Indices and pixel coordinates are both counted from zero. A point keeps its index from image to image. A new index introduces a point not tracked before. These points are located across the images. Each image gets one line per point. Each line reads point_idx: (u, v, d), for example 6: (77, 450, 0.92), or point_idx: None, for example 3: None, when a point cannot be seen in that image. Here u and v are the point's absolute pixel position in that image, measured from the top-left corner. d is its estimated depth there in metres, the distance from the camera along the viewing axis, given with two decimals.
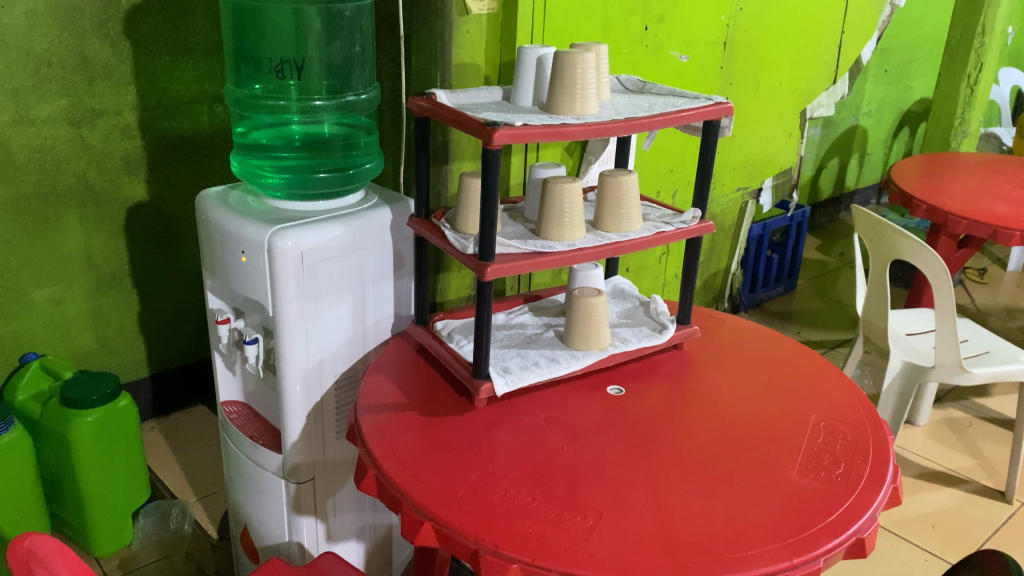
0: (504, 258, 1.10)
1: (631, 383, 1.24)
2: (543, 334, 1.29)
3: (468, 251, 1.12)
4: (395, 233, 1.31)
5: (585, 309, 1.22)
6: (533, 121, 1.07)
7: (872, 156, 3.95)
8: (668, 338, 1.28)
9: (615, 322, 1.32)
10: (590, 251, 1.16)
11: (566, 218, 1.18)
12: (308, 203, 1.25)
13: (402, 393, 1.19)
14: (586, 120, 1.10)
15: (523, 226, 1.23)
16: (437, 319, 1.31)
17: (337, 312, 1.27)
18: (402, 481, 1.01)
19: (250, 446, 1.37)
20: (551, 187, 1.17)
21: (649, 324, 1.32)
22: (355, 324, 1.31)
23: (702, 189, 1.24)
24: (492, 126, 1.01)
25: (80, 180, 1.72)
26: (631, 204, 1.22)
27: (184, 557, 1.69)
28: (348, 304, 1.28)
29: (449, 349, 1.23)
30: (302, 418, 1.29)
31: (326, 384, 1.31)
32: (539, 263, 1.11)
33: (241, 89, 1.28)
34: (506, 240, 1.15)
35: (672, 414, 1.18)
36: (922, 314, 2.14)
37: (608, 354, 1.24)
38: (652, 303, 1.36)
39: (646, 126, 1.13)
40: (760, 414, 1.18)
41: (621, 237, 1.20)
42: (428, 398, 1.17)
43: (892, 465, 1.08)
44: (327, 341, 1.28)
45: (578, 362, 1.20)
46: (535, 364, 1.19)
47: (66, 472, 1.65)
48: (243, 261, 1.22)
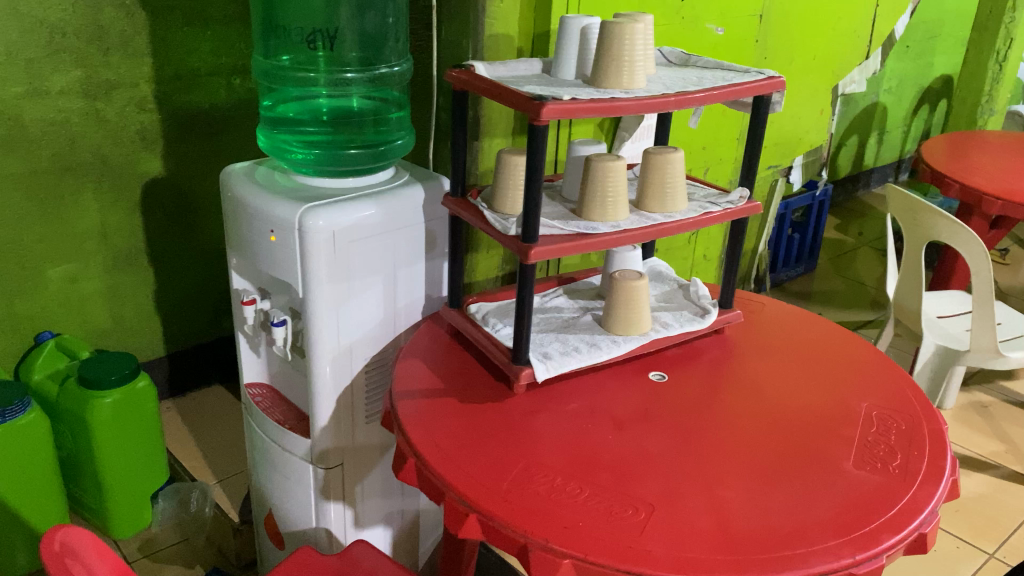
0: (547, 240, 1.05)
1: (673, 370, 1.20)
2: (582, 319, 1.24)
3: (509, 231, 1.07)
4: (427, 212, 1.26)
5: (626, 292, 1.18)
6: (580, 95, 1.02)
7: (891, 133, 3.88)
8: (711, 322, 1.23)
9: (655, 305, 1.28)
10: (635, 232, 1.11)
11: (610, 198, 1.13)
12: (338, 179, 1.21)
13: (438, 378, 1.14)
14: (635, 95, 1.04)
15: (563, 206, 1.18)
16: (471, 301, 1.27)
17: (369, 295, 1.23)
18: (444, 471, 0.97)
19: (277, 431, 1.33)
20: (596, 166, 1.12)
21: (690, 308, 1.27)
22: (386, 307, 1.26)
23: (750, 167, 1.19)
24: (540, 100, 0.96)
25: (95, 154, 1.67)
26: (676, 183, 1.17)
27: (204, 541, 1.69)
28: (380, 286, 1.24)
29: (486, 332, 1.19)
30: (331, 403, 1.25)
31: (357, 368, 1.27)
32: (583, 245, 1.06)
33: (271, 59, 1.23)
34: (548, 220, 1.10)
35: (720, 403, 1.13)
36: (953, 296, 2.09)
37: (650, 339, 1.20)
38: (692, 287, 1.32)
39: (697, 101, 1.07)
40: (809, 402, 1.14)
41: (667, 218, 1.15)
42: (465, 383, 1.13)
43: (950, 457, 1.04)
44: (358, 324, 1.24)
45: (619, 347, 1.16)
46: (575, 349, 1.15)
47: (83, 454, 1.62)
48: (272, 241, 1.18)
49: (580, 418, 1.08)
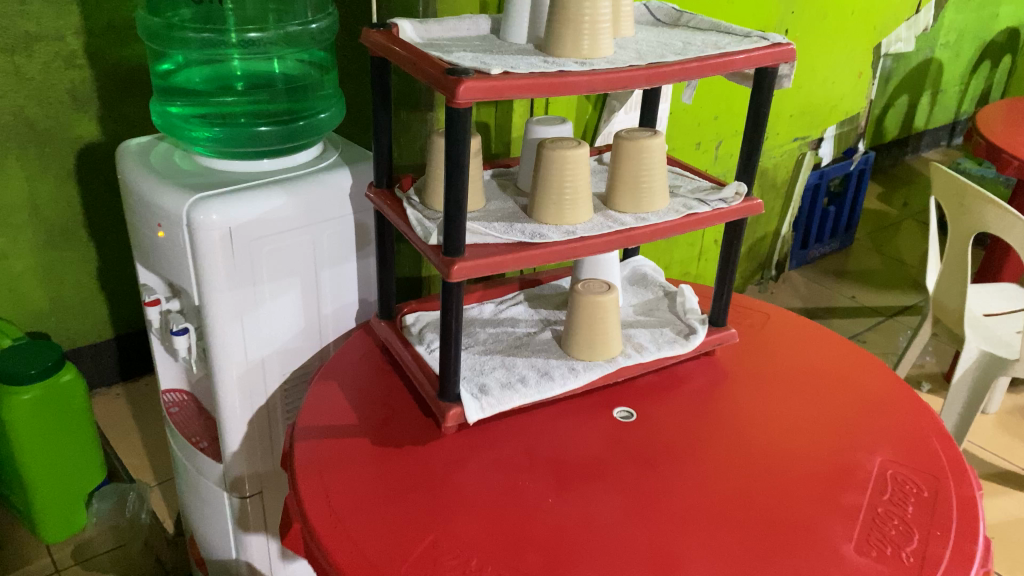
0: (478, 252, 0.83)
1: (645, 404, 0.98)
2: (539, 337, 1.03)
3: (431, 240, 0.84)
4: (357, 203, 1.05)
5: (588, 310, 0.96)
6: (518, 66, 0.78)
7: (945, 92, 3.54)
8: (696, 346, 1.01)
9: (630, 320, 1.06)
10: (594, 240, 0.87)
11: (567, 196, 0.90)
12: (247, 162, 0.99)
13: (353, 410, 0.94)
14: (592, 65, 0.80)
15: (513, 202, 0.96)
16: (408, 311, 1.06)
17: (283, 301, 1.02)
18: (329, 546, 0.77)
19: (190, 452, 1.15)
20: (549, 155, 0.90)
21: (673, 326, 1.04)
22: (308, 314, 1.06)
23: (750, 157, 0.95)
24: (456, 75, 0.73)
25: (17, 117, 1.48)
26: (654, 176, 0.92)
27: (140, 548, 1.53)
28: (297, 290, 1.03)
29: (417, 354, 0.97)
30: (242, 424, 1.06)
31: (272, 385, 1.07)
32: (524, 257, 0.84)
33: (155, 21, 1.01)
34: (485, 226, 0.88)
35: (701, 452, 0.91)
36: (1004, 291, 1.83)
37: (618, 367, 0.97)
38: (679, 297, 1.09)
39: (677, 74, 0.83)
40: (809, 455, 0.91)
41: (639, 222, 0.91)
42: (385, 417, 0.93)
43: (983, 541, 0.81)
44: (271, 335, 1.03)
45: (576, 379, 0.94)
46: (520, 381, 0.93)
47: (4, 454, 1.45)
48: (161, 237, 0.98)
49: (519, 472, 0.87)
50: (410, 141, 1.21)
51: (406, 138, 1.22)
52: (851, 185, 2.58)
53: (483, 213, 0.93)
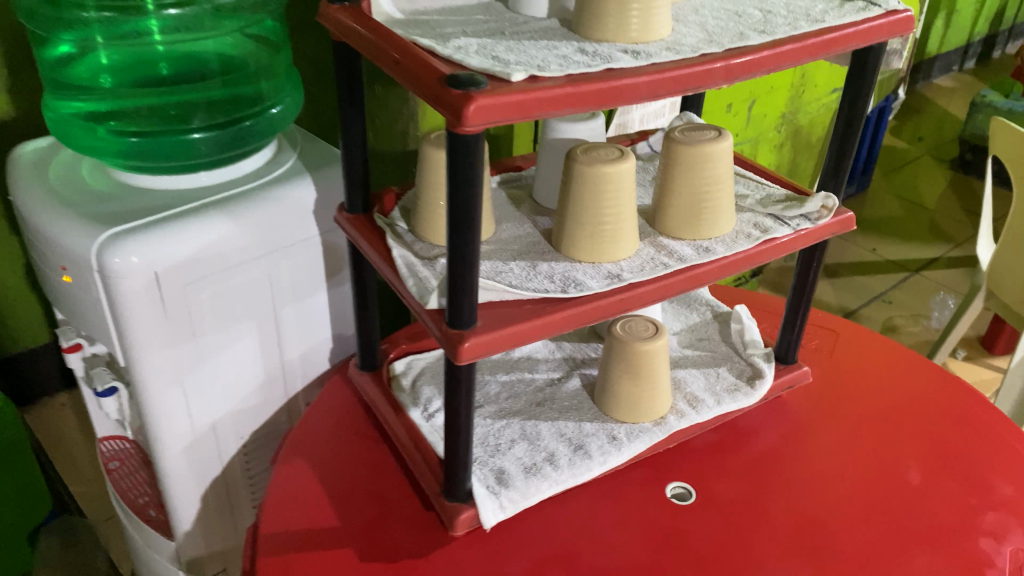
0: (494, 316, 0.61)
1: (704, 472, 0.77)
2: (565, 387, 0.81)
3: (428, 300, 0.61)
4: (325, 221, 0.81)
5: (631, 363, 0.74)
6: (547, 65, 0.54)
7: (960, 13, 3.27)
8: (762, 394, 0.80)
9: (677, 357, 0.84)
10: (647, 286, 0.65)
11: (606, 225, 0.67)
12: (182, 176, 0.77)
13: (332, 506, 0.73)
14: (650, 58, 0.56)
15: (532, 224, 0.73)
16: (397, 356, 0.83)
17: (235, 352, 0.80)
18: None
19: (136, 523, 0.94)
20: (581, 173, 0.66)
21: (731, 364, 0.83)
22: (268, 362, 0.84)
23: (840, 160, 0.72)
24: (462, 89, 0.49)
25: None
26: (716, 192, 0.70)
27: None
28: (252, 336, 0.81)
29: (412, 423, 0.75)
30: (192, 502, 0.85)
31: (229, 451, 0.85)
32: (556, 321, 0.61)
33: None
34: (499, 273, 0.65)
35: (788, 546, 0.70)
36: None
37: (670, 433, 0.76)
38: (735, 323, 0.87)
39: (765, 63, 0.59)
40: (924, 543, 0.70)
41: (703, 256, 0.68)
42: (374, 516, 0.71)
43: None
44: (223, 394, 0.81)
45: (619, 454, 0.73)
46: (547, 461, 0.72)
47: None
48: (68, 282, 0.74)
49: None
50: (388, 123, 0.97)
51: (383, 120, 0.97)
52: (879, 131, 2.33)
53: (494, 243, 0.70)
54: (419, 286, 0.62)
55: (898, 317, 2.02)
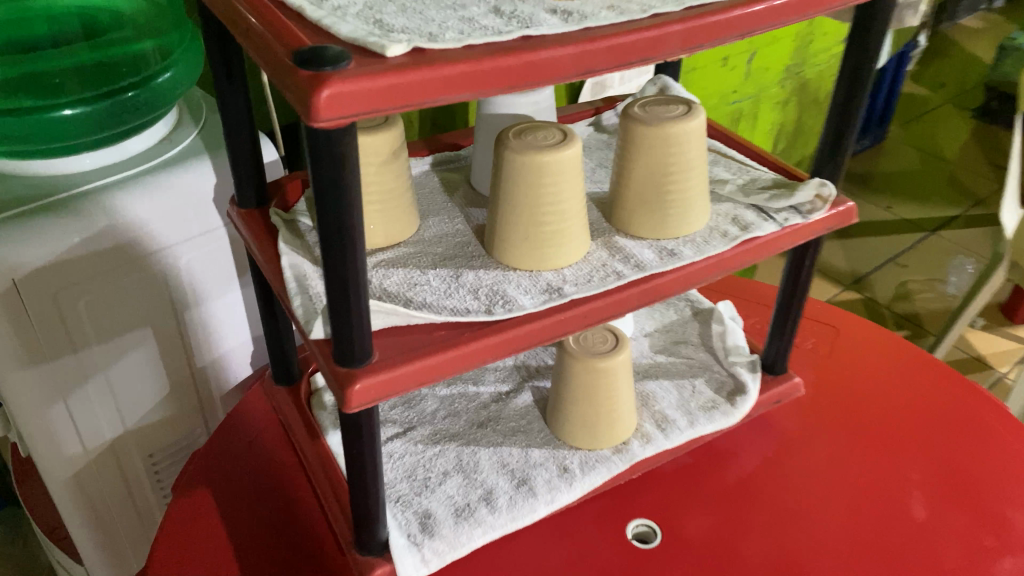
0: (397, 346, 0.49)
1: (675, 506, 0.65)
2: (514, 404, 0.69)
3: (314, 324, 0.49)
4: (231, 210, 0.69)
5: (584, 382, 0.63)
6: (442, 31, 0.42)
7: None
8: (744, 412, 0.68)
9: (646, 365, 0.72)
10: (594, 302, 0.53)
11: (546, 225, 0.54)
12: (56, 161, 0.65)
13: (233, 553, 0.62)
14: (582, 20, 0.44)
15: (464, 220, 0.61)
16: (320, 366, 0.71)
17: (128, 363, 0.69)
18: None
19: (44, 542, 0.84)
20: (517, 162, 0.53)
21: (709, 375, 0.71)
22: (174, 373, 0.73)
23: (839, 138, 0.59)
24: (312, 68, 0.37)
25: None
26: (685, 181, 0.57)
27: None
28: (150, 344, 0.70)
29: (327, 451, 0.63)
30: (94, 528, 0.75)
31: (133, 472, 0.75)
32: (476, 351, 0.50)
33: None
34: (412, 288, 0.53)
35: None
36: None
37: (633, 463, 0.64)
38: (716, 324, 0.75)
39: (736, 22, 0.46)
40: None
41: (667, 261, 0.56)
42: (280, 566, 0.61)
43: None
44: (119, 410, 0.70)
45: (570, 491, 0.62)
46: (483, 501, 0.61)
47: None
48: None
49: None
50: None
51: None
52: (899, 81, 2.16)
53: (415, 245, 0.58)
54: (309, 313, 0.50)
55: (912, 282, 1.88)
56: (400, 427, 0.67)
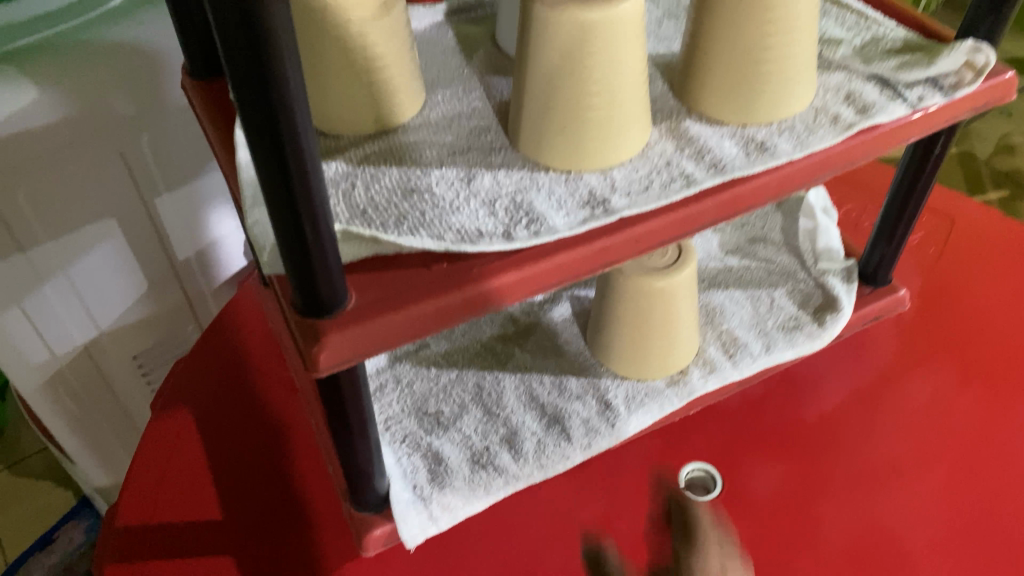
0: (383, 284, 0.36)
1: (739, 449, 0.55)
2: (546, 322, 0.58)
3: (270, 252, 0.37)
4: None
5: (636, 305, 0.50)
6: None
7: None
8: (835, 332, 0.54)
9: (714, 272, 0.60)
10: (652, 221, 0.39)
11: (591, 112, 0.39)
12: None
13: (217, 487, 0.53)
14: None
15: (483, 94, 0.47)
16: None
17: (92, 258, 0.58)
18: None
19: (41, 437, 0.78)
20: (556, 31, 0.37)
21: (791, 286, 0.58)
22: (150, 267, 0.62)
23: None
24: None
25: None
26: (789, 45, 0.41)
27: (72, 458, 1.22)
28: (117, 236, 0.58)
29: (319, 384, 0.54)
30: (81, 435, 0.67)
31: (117, 376, 0.66)
32: (490, 290, 0.37)
33: None
34: (406, 196, 0.40)
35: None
36: None
37: (690, 399, 0.53)
38: (804, 220, 0.61)
39: None
40: None
41: (755, 159, 0.41)
42: (270, 505, 0.52)
43: None
44: (89, 311, 0.60)
45: (611, 434, 0.51)
46: (505, 445, 0.50)
47: None
48: None
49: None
50: None
51: None
52: None
53: (417, 131, 0.44)
54: (269, 246, 0.36)
55: (1017, 132, 1.66)
56: (412, 346, 0.56)
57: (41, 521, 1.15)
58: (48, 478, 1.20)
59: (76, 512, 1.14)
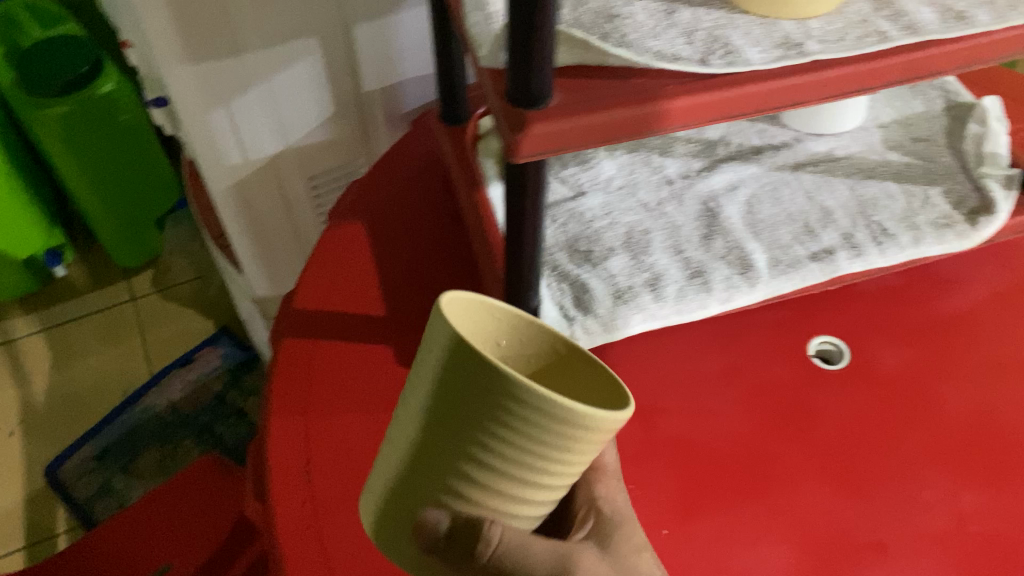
0: (583, 91, 0.40)
1: (872, 331, 0.57)
2: (703, 185, 0.59)
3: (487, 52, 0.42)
4: None
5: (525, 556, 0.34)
6: None
7: None
8: (988, 233, 0.55)
9: (872, 164, 0.61)
10: (842, 68, 0.41)
11: None
12: None
13: (380, 290, 0.59)
14: None
15: None
16: (488, 113, 0.63)
17: (290, 73, 0.64)
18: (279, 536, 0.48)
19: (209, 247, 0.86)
20: None
21: (948, 186, 0.58)
22: (337, 91, 0.67)
23: None
24: None
25: None
26: None
27: (218, 291, 1.32)
28: (313, 57, 0.64)
29: (486, 201, 0.58)
30: (255, 241, 0.75)
31: (292, 189, 0.73)
32: (684, 109, 0.40)
33: None
34: (609, 17, 0.43)
35: (959, 460, 0.51)
36: None
37: (833, 277, 0.54)
38: (974, 125, 0.61)
39: None
40: None
41: (951, 27, 0.42)
42: (423, 309, 0.58)
43: None
44: (278, 123, 0.66)
45: (750, 295, 0.53)
46: (648, 286, 0.54)
47: (55, 170, 1.20)
48: None
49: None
50: None
51: None
52: None
53: None
54: (488, 44, 0.41)
55: None
56: (577, 158, 0.62)
57: (187, 341, 1.27)
58: (194, 304, 1.31)
59: (215, 339, 1.24)
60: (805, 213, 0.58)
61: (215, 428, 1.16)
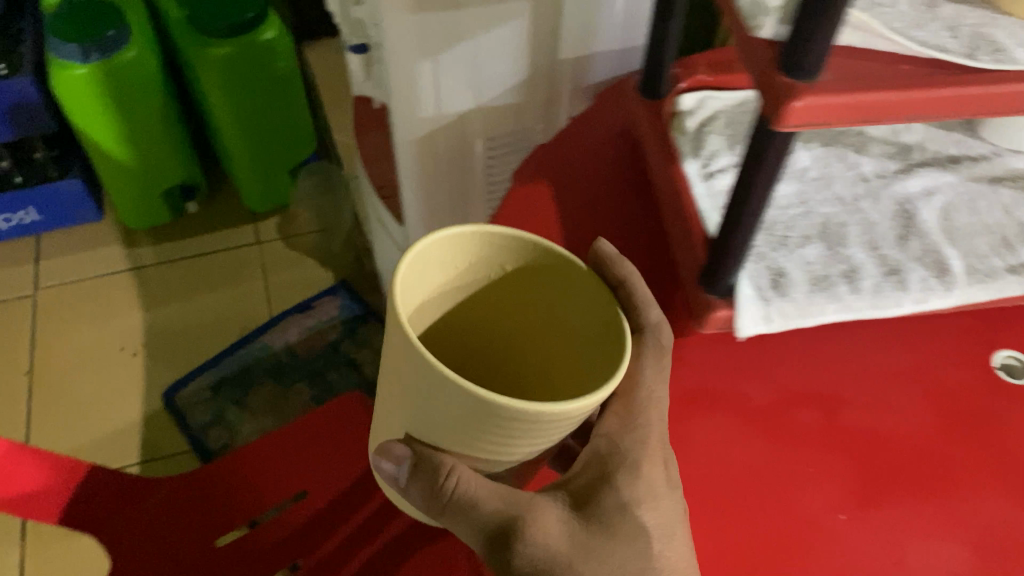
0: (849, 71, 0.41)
1: None
2: (899, 187, 0.60)
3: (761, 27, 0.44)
4: None
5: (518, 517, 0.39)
6: None
7: None
8: None
9: None
10: None
11: None
12: None
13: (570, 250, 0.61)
14: None
15: None
16: (686, 93, 0.64)
17: (498, 33, 0.65)
18: None
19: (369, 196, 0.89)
20: None
21: None
22: (535, 56, 0.69)
23: None
24: None
25: None
26: None
27: (341, 246, 1.34)
28: (521, 20, 0.65)
29: (682, 177, 0.59)
30: (426, 193, 0.77)
31: (471, 147, 0.75)
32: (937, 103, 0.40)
33: None
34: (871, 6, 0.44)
35: None
36: None
37: None
38: None
39: None
40: None
41: None
42: None
43: None
44: (475, 80, 0.69)
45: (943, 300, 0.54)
46: (844, 278, 0.55)
47: (204, 108, 1.25)
48: None
49: (788, 439, 0.54)
50: None
51: None
52: None
53: None
54: (764, 19, 0.43)
55: None
56: (726, 136, 0.63)
57: (306, 289, 1.31)
58: (315, 255, 1.35)
59: (333, 290, 1.28)
60: (1003, 226, 0.58)
61: (325, 374, 1.20)
